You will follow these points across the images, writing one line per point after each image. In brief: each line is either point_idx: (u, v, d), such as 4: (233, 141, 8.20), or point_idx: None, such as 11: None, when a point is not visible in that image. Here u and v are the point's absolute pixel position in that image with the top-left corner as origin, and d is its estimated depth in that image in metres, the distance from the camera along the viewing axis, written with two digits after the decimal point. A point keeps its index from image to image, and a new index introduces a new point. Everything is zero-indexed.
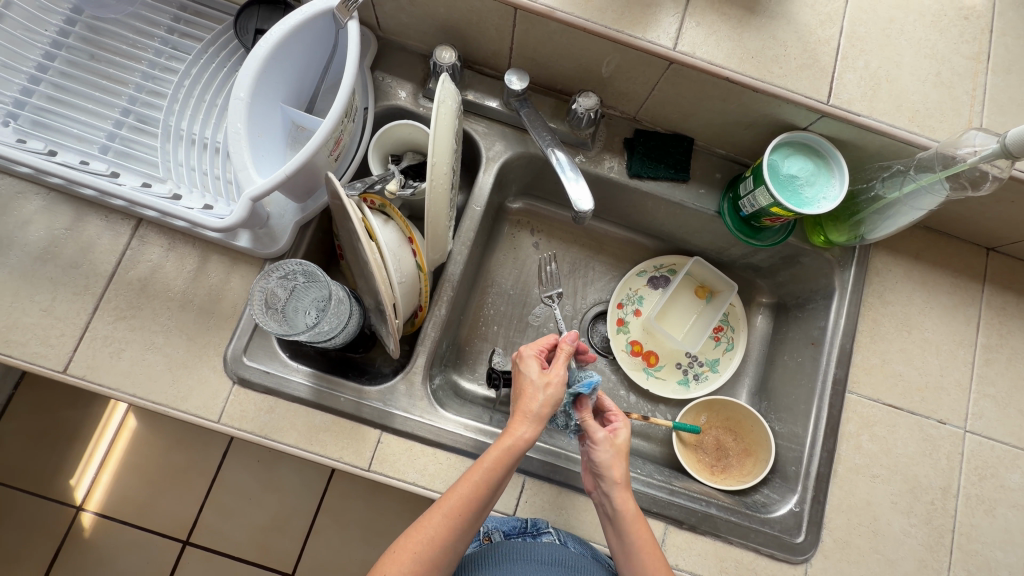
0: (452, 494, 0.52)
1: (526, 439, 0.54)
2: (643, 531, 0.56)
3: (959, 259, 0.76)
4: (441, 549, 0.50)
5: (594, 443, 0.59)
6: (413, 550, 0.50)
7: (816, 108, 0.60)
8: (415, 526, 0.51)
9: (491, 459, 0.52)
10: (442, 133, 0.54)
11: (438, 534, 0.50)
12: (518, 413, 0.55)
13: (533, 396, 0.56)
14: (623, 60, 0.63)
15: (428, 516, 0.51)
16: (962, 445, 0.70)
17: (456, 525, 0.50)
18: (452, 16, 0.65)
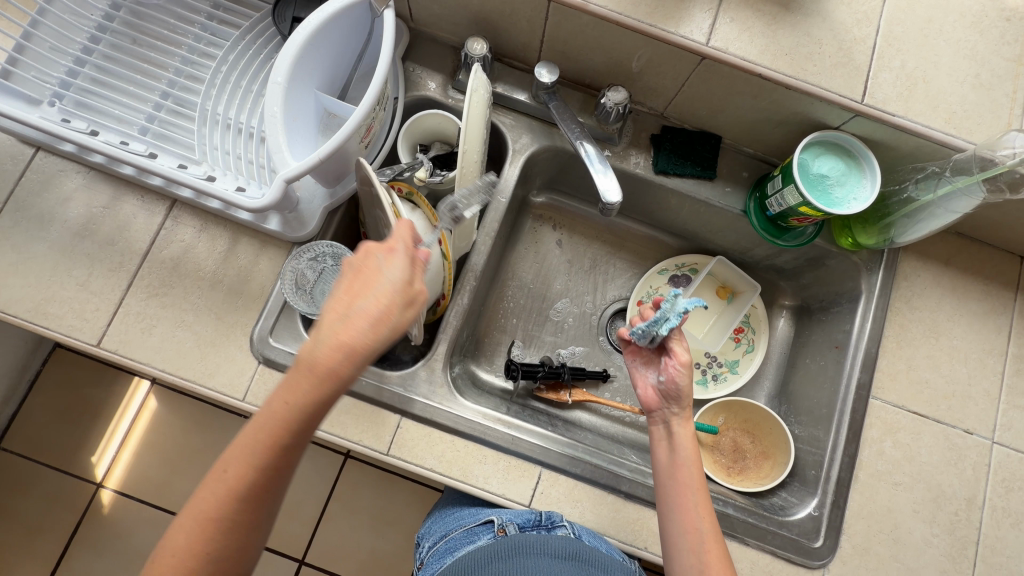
0: (239, 467, 0.41)
1: (343, 378, 0.42)
2: (692, 452, 0.58)
3: (991, 267, 0.74)
4: (235, 530, 0.41)
5: (682, 365, 0.61)
6: (200, 543, 0.40)
7: (849, 107, 0.60)
8: (189, 510, 0.41)
9: (288, 412, 0.42)
10: (473, 122, 0.54)
11: (230, 517, 0.41)
12: (345, 337, 0.42)
13: (359, 319, 0.42)
14: (654, 55, 0.63)
15: (205, 503, 0.41)
16: (989, 456, 0.69)
17: (248, 500, 0.41)
18: (486, 8, 0.65)
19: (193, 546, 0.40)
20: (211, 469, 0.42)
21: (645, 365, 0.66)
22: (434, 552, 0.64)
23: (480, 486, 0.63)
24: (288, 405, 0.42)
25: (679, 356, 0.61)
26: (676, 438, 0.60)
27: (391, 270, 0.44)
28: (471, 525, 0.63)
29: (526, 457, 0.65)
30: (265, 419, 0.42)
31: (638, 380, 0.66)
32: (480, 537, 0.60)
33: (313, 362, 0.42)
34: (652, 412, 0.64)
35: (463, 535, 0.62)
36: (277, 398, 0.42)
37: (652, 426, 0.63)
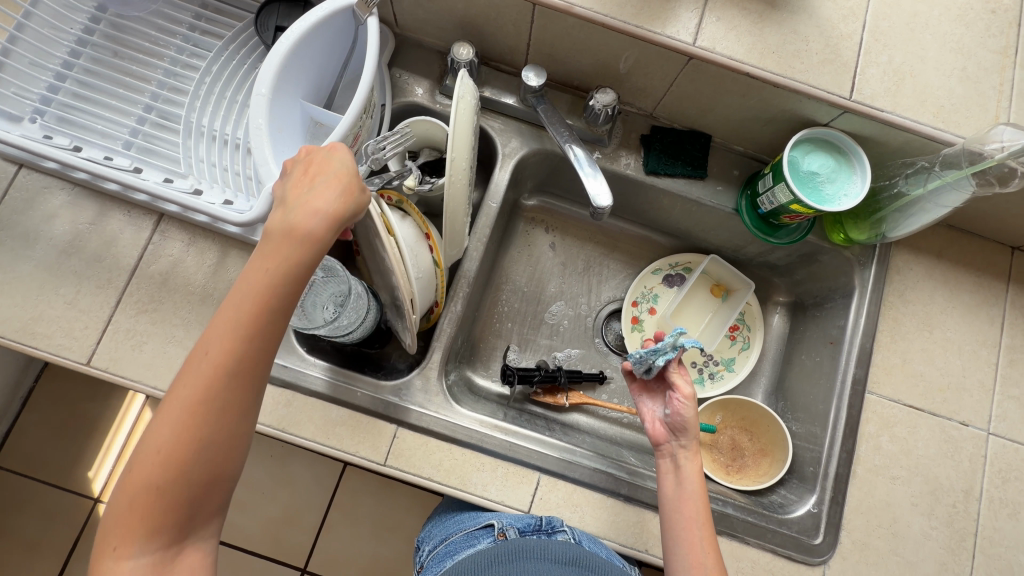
0: (219, 347, 0.41)
1: (315, 246, 0.43)
2: (699, 485, 0.60)
3: (983, 258, 0.74)
4: (222, 418, 0.41)
5: (686, 398, 0.63)
6: (190, 429, 0.40)
7: (838, 104, 0.60)
8: (169, 401, 0.40)
9: (261, 287, 0.42)
10: (461, 129, 0.54)
11: (215, 399, 0.41)
12: (308, 209, 0.43)
13: (322, 189, 0.44)
14: (641, 56, 0.63)
15: (192, 388, 0.40)
16: (985, 447, 0.69)
17: (231, 379, 0.41)
18: (471, 12, 0.65)
19: (183, 432, 0.40)
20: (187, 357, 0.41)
21: (652, 400, 0.68)
22: (434, 556, 0.64)
23: (479, 493, 0.63)
24: (262, 282, 0.42)
25: (682, 389, 0.64)
26: (682, 470, 0.61)
27: (342, 153, 0.47)
28: (471, 529, 0.62)
29: (525, 463, 0.65)
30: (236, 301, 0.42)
31: (646, 414, 0.68)
32: (480, 541, 0.59)
33: (282, 236, 0.43)
34: (660, 446, 0.65)
35: (463, 538, 0.62)
36: (247, 278, 0.43)
37: (660, 461, 0.64)
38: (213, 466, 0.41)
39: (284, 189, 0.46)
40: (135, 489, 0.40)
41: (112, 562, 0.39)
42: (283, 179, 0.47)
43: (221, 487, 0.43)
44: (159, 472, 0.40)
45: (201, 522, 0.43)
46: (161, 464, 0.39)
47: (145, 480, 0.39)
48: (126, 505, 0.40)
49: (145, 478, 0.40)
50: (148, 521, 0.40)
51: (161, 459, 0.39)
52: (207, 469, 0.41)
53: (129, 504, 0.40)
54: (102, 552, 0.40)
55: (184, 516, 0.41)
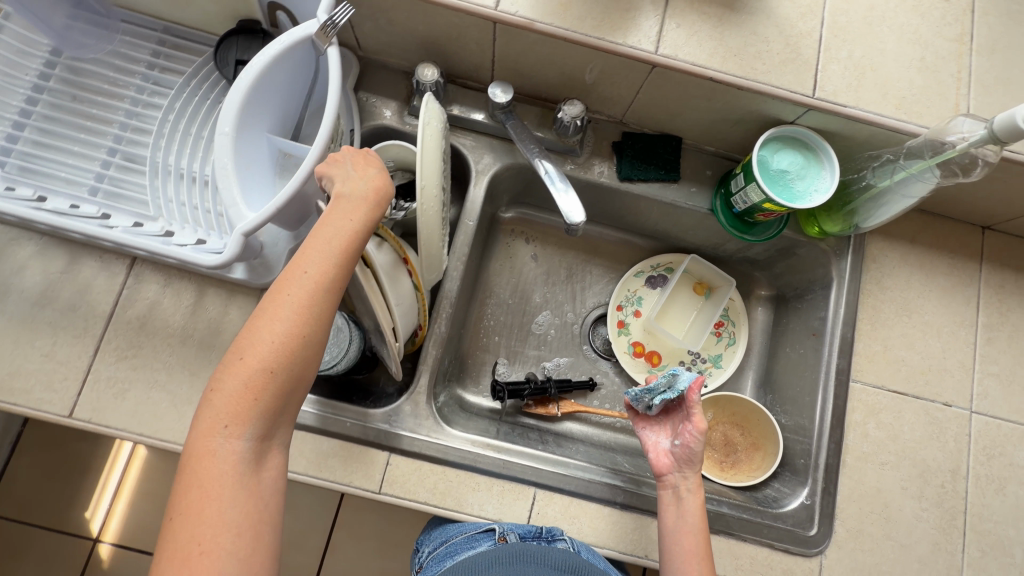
0: (320, 263, 0.45)
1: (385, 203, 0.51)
2: (699, 518, 0.59)
3: (956, 240, 0.76)
4: (318, 325, 0.45)
5: (697, 431, 0.62)
6: (297, 328, 0.43)
7: (801, 102, 0.60)
8: (278, 301, 0.44)
9: (355, 223, 0.48)
10: (429, 154, 0.53)
11: (321, 307, 0.45)
12: (375, 189, 0.51)
13: (374, 170, 0.52)
14: (606, 67, 0.63)
15: (299, 293, 0.44)
16: (969, 426, 0.71)
17: (334, 291, 0.46)
18: (432, 32, 0.65)
19: (292, 331, 0.43)
20: (293, 265, 0.45)
21: (659, 432, 0.68)
22: (434, 557, 0.62)
23: (477, 513, 0.63)
24: (351, 222, 0.48)
25: (694, 422, 0.62)
26: (683, 502, 0.61)
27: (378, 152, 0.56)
28: (472, 532, 0.62)
29: (521, 479, 0.65)
30: (333, 229, 0.47)
31: (649, 444, 0.67)
32: (480, 544, 0.58)
33: (360, 198, 0.50)
34: (662, 478, 0.64)
35: (464, 540, 0.61)
36: (339, 214, 0.48)
37: (661, 492, 0.63)
38: (311, 366, 0.45)
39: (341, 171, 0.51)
40: (247, 376, 0.42)
41: (220, 441, 0.41)
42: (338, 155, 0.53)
43: (304, 391, 0.46)
44: (273, 359, 0.42)
45: (284, 422, 0.45)
46: (274, 355, 0.42)
47: (256, 369, 0.42)
48: (236, 390, 0.42)
49: (255, 365, 0.42)
50: (257, 407, 0.42)
51: (274, 350, 0.42)
52: (306, 370, 0.44)
53: (241, 388, 0.42)
54: (207, 432, 0.41)
55: (279, 411, 0.44)
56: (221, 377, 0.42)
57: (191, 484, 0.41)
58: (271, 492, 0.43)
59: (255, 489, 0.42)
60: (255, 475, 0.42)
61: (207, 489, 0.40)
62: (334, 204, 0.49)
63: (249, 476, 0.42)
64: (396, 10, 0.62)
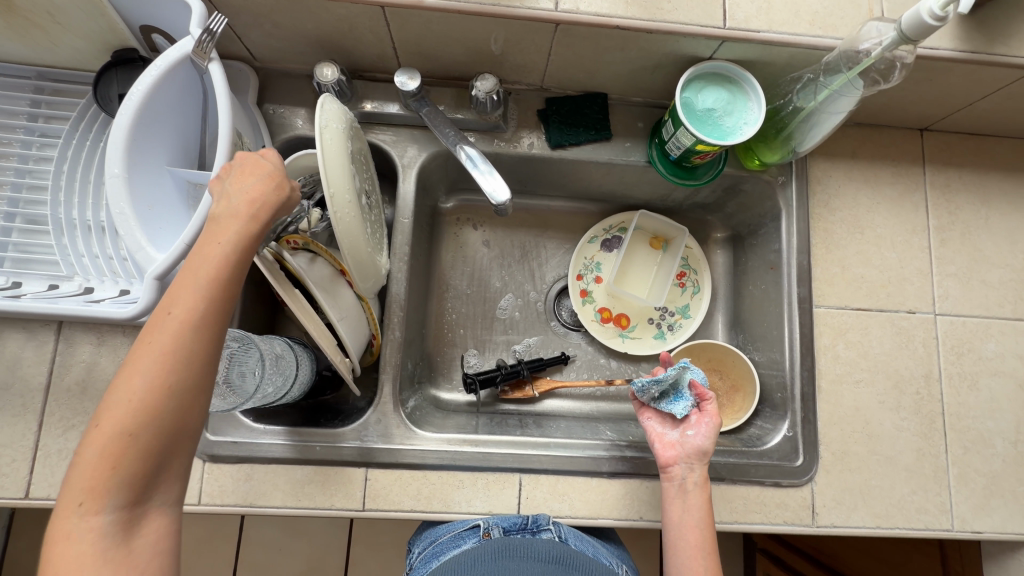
0: (184, 300, 0.39)
1: (266, 217, 0.44)
2: (704, 515, 0.57)
3: (896, 148, 0.75)
4: (184, 373, 0.38)
5: (713, 423, 0.62)
6: (159, 381, 0.37)
7: (714, 36, 0.58)
8: (137, 350, 0.38)
9: (227, 247, 0.41)
10: (332, 156, 0.49)
11: (188, 355, 0.38)
12: (251, 200, 0.44)
13: (254, 181, 0.45)
14: (510, 33, 0.60)
15: (158, 339, 0.38)
16: (935, 329, 0.71)
17: (205, 332, 0.39)
18: (324, 29, 0.61)
19: (152, 384, 0.37)
20: (157, 307, 0.39)
21: (662, 423, 0.66)
22: (422, 558, 0.61)
23: (465, 510, 0.63)
24: (220, 247, 0.41)
25: (711, 412, 0.63)
26: (689, 495, 0.59)
27: (275, 155, 0.48)
28: (458, 530, 0.60)
29: (501, 468, 0.64)
30: (203, 257, 0.41)
31: (653, 433, 0.65)
32: (465, 542, 0.57)
33: (230, 217, 0.43)
34: (668, 469, 0.61)
35: (449, 539, 0.59)
36: (209, 239, 0.42)
37: (666, 484, 0.61)
38: (184, 419, 0.39)
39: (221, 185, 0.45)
40: (104, 443, 0.36)
41: (76, 519, 0.36)
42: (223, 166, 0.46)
43: (187, 447, 0.40)
44: (131, 421, 0.37)
45: (166, 483, 0.40)
46: (130, 417, 0.37)
47: (111, 435, 0.36)
48: (92, 458, 0.36)
49: (113, 428, 0.36)
50: (115, 477, 0.37)
51: (131, 409, 0.37)
52: (182, 427, 0.39)
53: (96, 457, 0.36)
54: (65, 508, 0.36)
55: (153, 474, 0.38)
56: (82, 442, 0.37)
57: (53, 564, 0.36)
58: (149, 562, 0.38)
59: (125, 562, 0.37)
60: (125, 547, 0.37)
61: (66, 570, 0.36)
62: (210, 225, 0.42)
63: (118, 550, 0.37)
64: (278, 13, 0.58)
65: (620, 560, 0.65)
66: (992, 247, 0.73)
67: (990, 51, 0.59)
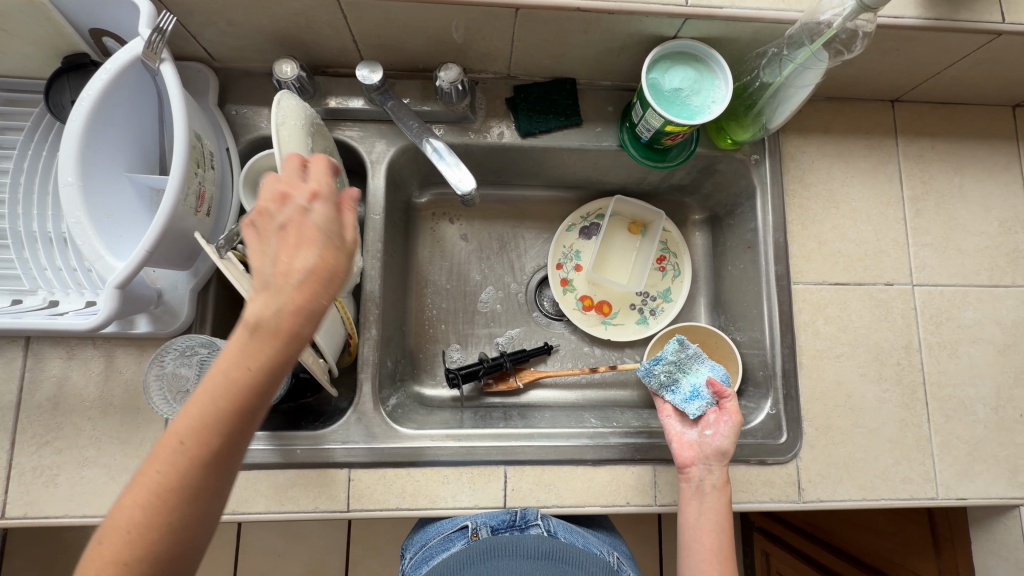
0: (198, 423, 0.35)
1: (304, 332, 0.37)
2: (722, 519, 0.58)
3: (868, 120, 0.75)
4: (189, 505, 0.35)
5: (733, 423, 0.62)
6: (161, 513, 0.34)
7: (676, 14, 0.57)
8: (146, 470, 0.34)
9: (252, 369, 0.36)
10: (290, 154, 0.48)
11: (193, 485, 0.35)
12: (292, 301, 0.36)
13: (297, 270, 0.37)
14: (470, 21, 0.59)
15: (168, 468, 0.34)
16: (914, 300, 0.71)
17: (219, 460, 0.36)
18: (281, 25, 0.59)
19: (153, 516, 0.34)
20: (169, 429, 0.35)
21: (681, 423, 0.66)
22: (412, 564, 0.62)
23: (451, 506, 0.62)
24: (247, 369, 0.36)
25: (731, 411, 0.63)
26: (706, 498, 0.59)
27: (326, 232, 0.38)
28: (447, 532, 0.62)
29: (485, 461, 0.64)
30: (226, 375, 0.36)
31: (670, 432, 0.65)
32: (454, 544, 0.59)
33: (263, 329, 0.36)
34: (686, 469, 0.62)
35: (439, 542, 0.61)
36: (235, 353, 0.36)
37: (683, 484, 0.61)
38: (185, 549, 0.35)
39: (262, 264, 0.37)
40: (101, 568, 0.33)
41: None
42: (266, 231, 0.38)
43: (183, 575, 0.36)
44: (128, 552, 0.33)
45: None
46: (126, 546, 0.33)
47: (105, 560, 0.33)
48: None
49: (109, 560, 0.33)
50: None
51: (130, 541, 0.33)
52: (181, 551, 0.35)
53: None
54: None
55: None
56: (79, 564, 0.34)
57: None
58: None
59: None
60: None
61: None
62: (240, 331, 0.36)
63: None
64: (231, 9, 0.57)
65: (612, 548, 0.64)
66: (966, 215, 0.74)
67: (956, 17, 0.59)
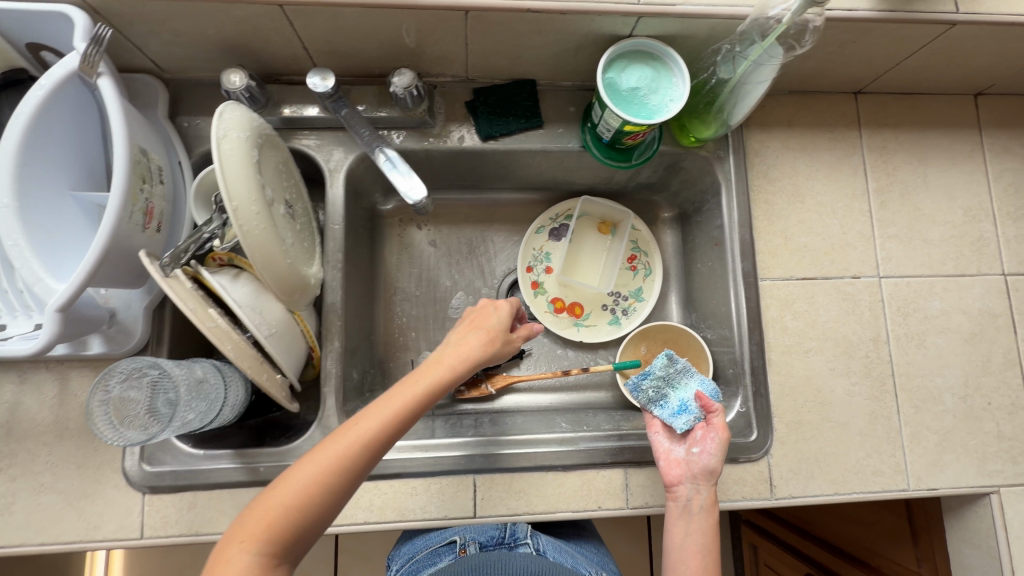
0: (376, 410, 0.45)
1: (464, 367, 0.51)
2: (710, 542, 0.57)
3: (831, 113, 0.74)
4: (350, 469, 0.43)
5: (721, 442, 0.60)
6: (329, 465, 0.42)
7: (629, 13, 0.56)
8: (317, 452, 0.43)
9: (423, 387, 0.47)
10: (232, 168, 0.47)
11: (360, 455, 0.43)
12: (458, 355, 0.52)
13: (476, 340, 0.54)
14: (421, 25, 0.58)
15: (351, 432, 0.43)
16: (881, 292, 0.71)
17: (382, 444, 0.44)
18: (226, 34, 0.58)
19: (331, 464, 0.42)
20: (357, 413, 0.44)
21: (670, 439, 0.65)
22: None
23: (421, 517, 0.61)
24: (421, 386, 0.47)
25: (718, 428, 0.61)
26: (693, 518, 0.59)
27: (503, 316, 0.58)
28: (435, 546, 0.63)
29: (454, 471, 0.63)
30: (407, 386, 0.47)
31: (659, 449, 0.64)
32: (441, 559, 0.60)
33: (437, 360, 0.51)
34: (673, 488, 0.61)
35: (426, 556, 0.62)
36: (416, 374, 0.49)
37: (670, 503, 0.61)
38: (334, 503, 0.42)
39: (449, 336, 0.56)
40: (259, 526, 0.40)
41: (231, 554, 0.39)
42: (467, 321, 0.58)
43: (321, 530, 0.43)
44: (304, 484, 0.41)
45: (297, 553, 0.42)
46: (297, 492, 0.41)
47: (272, 511, 0.40)
48: (265, 508, 0.40)
49: (293, 488, 0.41)
50: (269, 534, 0.40)
51: (309, 479, 0.41)
52: (307, 536, 0.42)
53: (245, 539, 0.39)
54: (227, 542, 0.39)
55: (293, 545, 0.41)
56: (264, 492, 0.42)
57: None
58: None
59: None
60: None
61: None
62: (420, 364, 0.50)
63: None
64: (173, 19, 0.55)
65: (600, 568, 0.63)
66: (931, 205, 0.74)
67: (910, 8, 0.58)
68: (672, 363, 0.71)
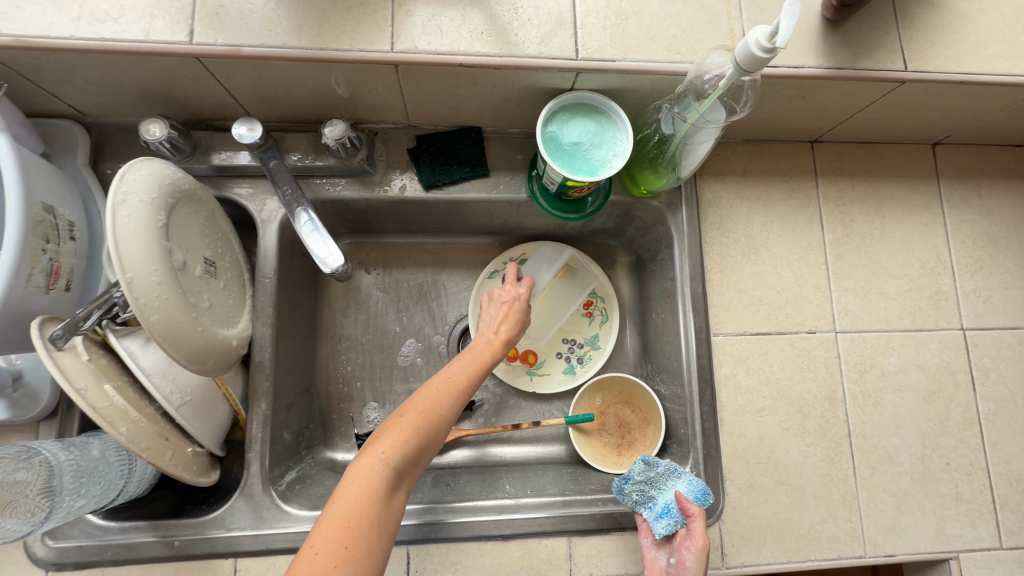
0: (469, 356, 0.52)
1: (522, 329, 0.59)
2: None
3: (786, 162, 0.73)
4: (461, 396, 0.49)
5: (697, 557, 0.56)
6: (446, 394, 0.48)
7: (566, 69, 0.54)
8: (431, 386, 0.48)
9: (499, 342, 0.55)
10: (128, 237, 0.44)
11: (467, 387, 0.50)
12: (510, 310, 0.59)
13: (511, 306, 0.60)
14: (350, 77, 0.55)
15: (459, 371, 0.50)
16: (836, 348, 0.69)
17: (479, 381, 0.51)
18: (145, 83, 0.55)
19: (449, 388, 0.48)
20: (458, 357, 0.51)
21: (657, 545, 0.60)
22: None
23: None
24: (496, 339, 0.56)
25: (695, 539, 0.56)
26: None
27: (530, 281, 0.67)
28: None
29: None
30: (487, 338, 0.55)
31: (645, 557, 0.60)
32: None
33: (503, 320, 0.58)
34: None
35: None
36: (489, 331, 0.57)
37: None
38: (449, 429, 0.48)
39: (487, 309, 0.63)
40: (397, 441, 0.43)
41: (376, 463, 0.42)
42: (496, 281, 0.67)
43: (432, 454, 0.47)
44: (429, 407, 0.46)
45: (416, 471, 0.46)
46: (427, 412, 0.46)
47: (409, 427, 0.45)
48: (401, 426, 0.44)
49: (425, 409, 0.46)
50: (410, 446, 0.44)
51: (433, 401, 0.47)
52: (427, 454, 0.46)
53: (384, 450, 0.43)
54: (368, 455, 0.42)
55: (418, 460, 0.45)
56: (393, 416, 0.46)
57: (342, 498, 0.40)
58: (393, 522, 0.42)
59: (387, 512, 0.41)
60: (389, 499, 0.42)
61: (352, 498, 0.40)
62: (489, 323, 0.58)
63: (386, 499, 0.42)
64: (82, 69, 0.52)
65: None
66: (888, 257, 0.72)
67: (856, 65, 0.57)
68: (652, 466, 0.63)
